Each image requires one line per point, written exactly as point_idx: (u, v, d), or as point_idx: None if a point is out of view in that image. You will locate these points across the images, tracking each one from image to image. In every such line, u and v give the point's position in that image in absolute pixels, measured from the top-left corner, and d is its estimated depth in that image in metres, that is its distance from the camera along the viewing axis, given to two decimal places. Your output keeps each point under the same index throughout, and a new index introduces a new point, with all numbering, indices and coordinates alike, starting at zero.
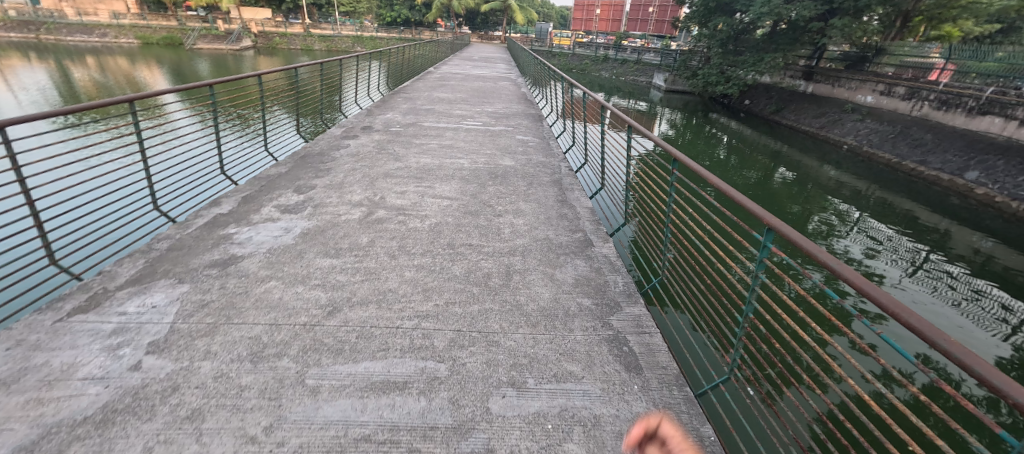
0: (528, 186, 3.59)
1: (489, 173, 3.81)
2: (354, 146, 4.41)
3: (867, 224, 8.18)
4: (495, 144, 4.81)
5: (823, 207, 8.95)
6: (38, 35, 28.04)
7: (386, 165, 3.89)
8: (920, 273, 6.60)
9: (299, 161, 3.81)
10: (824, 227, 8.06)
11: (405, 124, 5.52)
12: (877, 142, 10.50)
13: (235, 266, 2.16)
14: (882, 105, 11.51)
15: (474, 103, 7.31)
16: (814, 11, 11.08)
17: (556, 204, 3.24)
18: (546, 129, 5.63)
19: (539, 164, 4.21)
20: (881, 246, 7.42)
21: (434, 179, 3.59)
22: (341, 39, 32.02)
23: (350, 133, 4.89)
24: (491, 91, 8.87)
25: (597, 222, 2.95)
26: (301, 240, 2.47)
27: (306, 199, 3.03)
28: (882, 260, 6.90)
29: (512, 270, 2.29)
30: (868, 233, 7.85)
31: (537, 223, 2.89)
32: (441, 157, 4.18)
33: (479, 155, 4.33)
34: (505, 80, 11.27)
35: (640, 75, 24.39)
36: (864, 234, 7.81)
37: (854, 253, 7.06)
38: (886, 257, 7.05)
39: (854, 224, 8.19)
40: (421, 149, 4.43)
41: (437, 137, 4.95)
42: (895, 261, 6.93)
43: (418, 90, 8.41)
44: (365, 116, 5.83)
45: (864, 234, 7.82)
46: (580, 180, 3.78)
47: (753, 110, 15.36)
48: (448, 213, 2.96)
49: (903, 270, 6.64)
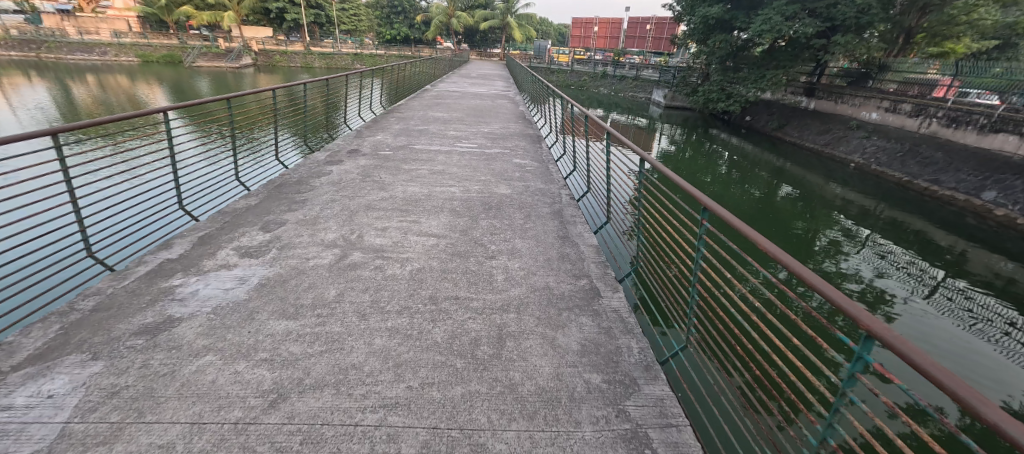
0: (524, 219, 3.22)
1: (482, 204, 3.45)
2: (335, 173, 4.05)
3: (877, 244, 7.83)
4: (490, 170, 4.46)
5: (831, 226, 8.60)
6: (39, 53, 28.17)
7: (366, 195, 3.52)
8: (937, 297, 6.16)
9: (270, 191, 3.45)
10: (831, 247, 7.71)
11: (396, 146, 5.19)
12: (886, 160, 10.19)
13: (167, 334, 1.77)
14: (888, 122, 11.23)
15: (470, 122, 7.01)
16: (816, 28, 10.87)
17: (556, 242, 2.87)
18: (546, 152, 5.31)
19: (537, 192, 3.85)
20: (891, 265, 7.08)
21: (420, 212, 3.23)
22: (340, 57, 32.18)
23: (333, 157, 4.55)
24: (489, 110, 8.60)
25: (604, 264, 2.57)
26: (256, 294, 2.09)
27: (270, 240, 2.66)
28: (894, 280, 6.56)
29: (505, 334, 1.91)
30: (879, 254, 7.47)
31: (534, 267, 2.51)
32: (431, 185, 3.84)
33: (471, 183, 3.98)
34: (503, 98, 11.06)
35: (639, 91, 24.32)
36: (874, 254, 7.46)
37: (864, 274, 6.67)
38: (898, 278, 6.65)
39: (864, 244, 7.83)
40: (408, 176, 4.07)
41: (425, 162, 4.59)
42: (909, 283, 6.52)
43: (412, 109, 8.12)
44: (353, 138, 5.50)
45: (875, 255, 7.43)
46: (582, 211, 3.41)
47: (754, 126, 15.12)
48: (434, 254, 2.60)
49: (919, 293, 6.21)
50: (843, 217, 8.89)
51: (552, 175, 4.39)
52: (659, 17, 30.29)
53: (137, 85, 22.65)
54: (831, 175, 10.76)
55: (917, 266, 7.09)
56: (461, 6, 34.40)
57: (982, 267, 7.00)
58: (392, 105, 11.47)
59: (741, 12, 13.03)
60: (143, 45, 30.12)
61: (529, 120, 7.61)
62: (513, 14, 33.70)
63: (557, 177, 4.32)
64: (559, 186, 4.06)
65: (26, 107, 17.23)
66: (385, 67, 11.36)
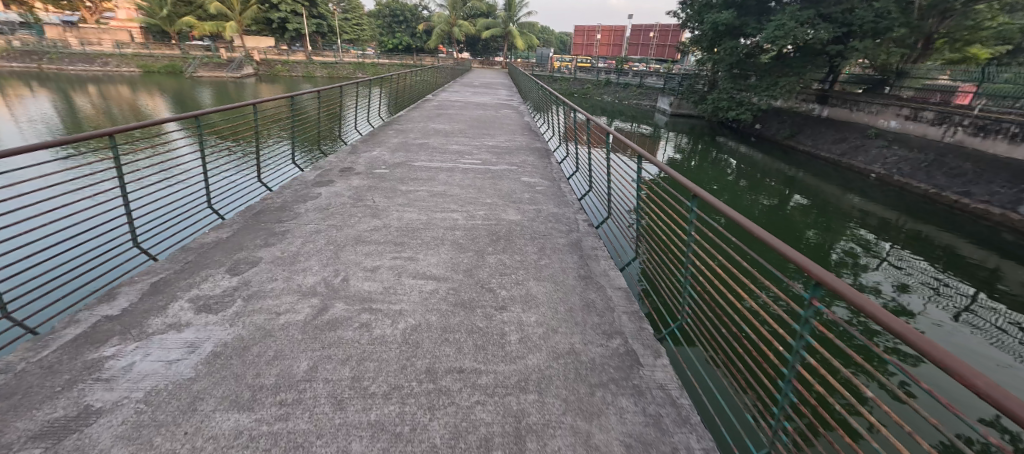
0: (537, 254, 2.77)
1: (489, 235, 3.00)
2: (323, 196, 3.63)
3: (899, 257, 7.41)
4: (495, 190, 4.02)
5: (850, 237, 8.16)
6: (40, 64, 28.08)
7: (356, 224, 3.08)
8: (968, 316, 5.73)
9: (246, 220, 3.03)
10: (849, 259, 7.31)
11: (393, 163, 4.77)
12: (908, 170, 9.74)
13: (76, 439, 1.33)
14: (908, 130, 10.79)
15: (473, 135, 6.60)
16: (833, 34, 10.46)
17: (577, 286, 2.42)
18: (555, 167, 4.90)
19: (551, 218, 3.39)
20: (912, 279, 6.69)
21: (417, 245, 2.79)
22: (342, 66, 32.07)
23: (324, 177, 4.14)
24: (492, 120, 8.20)
25: (638, 317, 2.13)
26: (203, 371, 1.64)
27: (238, 285, 2.23)
28: (917, 295, 6.18)
29: (524, 428, 1.46)
30: (901, 268, 7.07)
31: (552, 322, 2.07)
32: (430, 210, 3.41)
33: (475, 207, 3.54)
34: (506, 107, 10.67)
35: (643, 99, 23.94)
36: (895, 268, 7.05)
37: (886, 289, 6.29)
38: (922, 294, 6.28)
39: (884, 257, 7.42)
40: (406, 199, 3.66)
41: (424, 181, 4.16)
42: (937, 299, 6.13)
43: (412, 120, 7.71)
44: (347, 154, 5.09)
45: (898, 269, 7.01)
46: (602, 241, 3.00)
47: (764, 134, 14.67)
48: (433, 305, 2.15)
49: (948, 311, 5.80)
50: (865, 229, 8.44)
51: (566, 196, 3.97)
52: (662, 24, 29.96)
53: (138, 95, 22.43)
54: (850, 185, 10.29)
55: (946, 282, 6.65)
56: (463, 15, 34.22)
57: (1019, 285, 6.55)
58: (395, 113, 11.10)
59: (752, 18, 12.65)
60: (145, 54, 29.89)
61: (536, 132, 7.21)
62: (515, 22, 33.47)
63: (571, 197, 3.92)
64: (574, 208, 3.64)
65: (24, 117, 16.94)
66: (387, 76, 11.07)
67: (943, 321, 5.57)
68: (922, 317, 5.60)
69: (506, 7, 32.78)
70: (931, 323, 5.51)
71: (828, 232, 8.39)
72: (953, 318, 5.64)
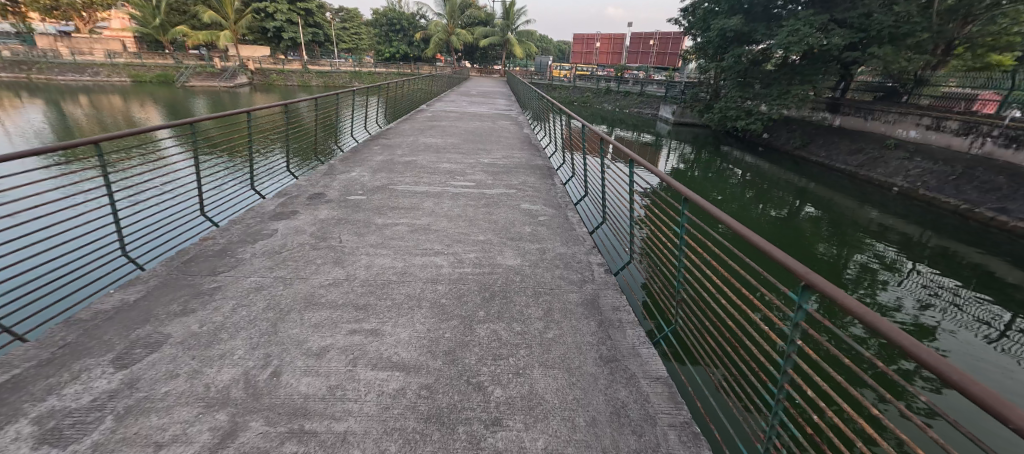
0: (542, 321, 2.10)
1: (480, 291, 2.34)
2: (279, 233, 2.98)
3: (922, 275, 6.84)
4: (491, 221, 3.38)
5: (871, 254, 7.56)
6: (29, 74, 27.52)
7: (309, 276, 2.42)
8: (1006, 341, 5.13)
9: (167, 274, 2.36)
10: (866, 276, 6.75)
11: (372, 187, 4.12)
12: (934, 183, 9.12)
13: None
14: (929, 140, 10.19)
15: (467, 150, 5.98)
16: (850, 39, 9.88)
17: (600, 376, 1.75)
18: (560, 190, 4.27)
19: (557, 263, 2.73)
20: (936, 298, 6.14)
21: (383, 309, 2.13)
22: (338, 75, 31.54)
23: (286, 206, 3.49)
24: (489, 133, 7.59)
25: (695, 435, 1.49)
26: None
27: (118, 388, 1.57)
28: (943, 316, 5.62)
29: None
30: (924, 286, 6.50)
31: (569, 450, 1.40)
32: (408, 252, 2.76)
33: (463, 246, 2.89)
34: (504, 118, 10.10)
35: (645, 107, 23.38)
36: (918, 286, 6.48)
37: (908, 308, 5.74)
38: (948, 315, 5.72)
39: (905, 274, 6.86)
40: (382, 236, 3.01)
41: (403, 212, 3.50)
42: (967, 320, 5.56)
43: (400, 133, 7.08)
44: (321, 176, 4.45)
45: (921, 287, 6.45)
46: (623, 294, 2.36)
47: (773, 144, 14.08)
48: (394, 424, 1.47)
49: (981, 335, 5.22)
50: (890, 247, 7.82)
51: (574, 227, 3.34)
52: (663, 32, 29.41)
53: (128, 105, 21.87)
54: (870, 199, 9.66)
55: (977, 302, 6.06)
56: (462, 24, 33.79)
57: None
58: (389, 123, 10.49)
59: (761, 24, 12.09)
60: (137, 63, 29.35)
61: (538, 146, 6.58)
62: (514, 31, 33.08)
63: (581, 230, 3.29)
64: (586, 247, 2.99)
65: (10, 128, 16.36)
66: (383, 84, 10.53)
67: (978, 346, 4.99)
68: (950, 339, 5.07)
69: (504, 15, 32.42)
70: (959, 346, 4.98)
71: (850, 249, 7.77)
72: (987, 342, 5.07)
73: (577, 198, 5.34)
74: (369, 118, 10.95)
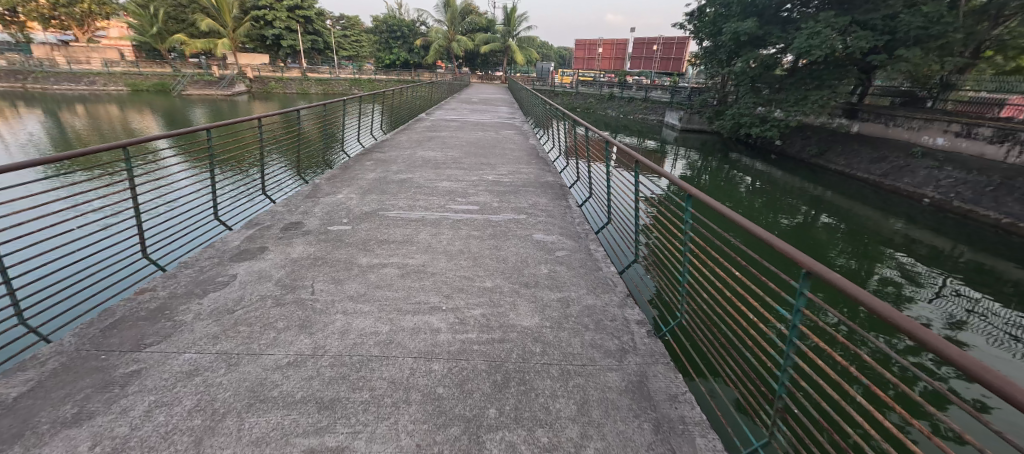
0: (576, 426, 1.51)
1: (489, 373, 1.76)
2: (236, 281, 2.40)
3: (956, 292, 6.36)
4: (500, 260, 2.80)
5: (897, 268, 7.11)
6: (25, 84, 27.13)
7: (261, 350, 1.83)
8: None
9: (76, 352, 1.79)
10: (890, 292, 6.33)
11: (358, 214, 3.54)
12: (969, 194, 8.51)
13: None
14: (960, 148, 9.60)
15: (469, 165, 5.43)
16: (873, 43, 9.32)
17: None
18: (577, 214, 3.73)
19: (586, 324, 2.14)
20: (970, 317, 5.70)
21: (355, 409, 1.53)
22: (337, 83, 31.12)
23: (253, 242, 2.92)
24: (492, 144, 7.04)
25: None
26: None
27: None
28: (980, 339, 5.19)
29: None
30: (956, 304, 6.05)
31: None
32: (396, 309, 2.17)
33: (466, 297, 2.31)
34: (508, 126, 9.59)
35: (650, 113, 22.80)
36: (950, 304, 6.03)
37: (941, 329, 5.29)
38: (982, 336, 5.29)
39: (935, 290, 6.40)
40: (365, 282, 2.43)
41: (393, 247, 2.93)
42: (1005, 343, 5.12)
43: (396, 146, 6.53)
44: (302, 199, 3.88)
45: (952, 305, 6.01)
46: (679, 373, 1.80)
47: (786, 152, 13.51)
48: None
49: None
50: (923, 264, 7.27)
51: (599, 266, 2.78)
52: (666, 37, 28.93)
53: (125, 114, 21.46)
54: (898, 211, 9.08)
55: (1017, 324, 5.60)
56: (463, 30, 33.34)
57: None
58: (389, 133, 9.95)
59: (776, 27, 11.55)
60: (134, 72, 28.82)
61: (547, 160, 6.02)
62: (515, 38, 32.65)
63: (608, 270, 2.72)
64: (617, 296, 2.42)
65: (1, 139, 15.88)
66: (384, 90, 10.13)
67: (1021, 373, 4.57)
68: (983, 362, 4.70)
69: (505, 21, 32.10)
70: None
71: (881, 265, 7.23)
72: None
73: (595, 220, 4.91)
74: (369, 127, 10.42)
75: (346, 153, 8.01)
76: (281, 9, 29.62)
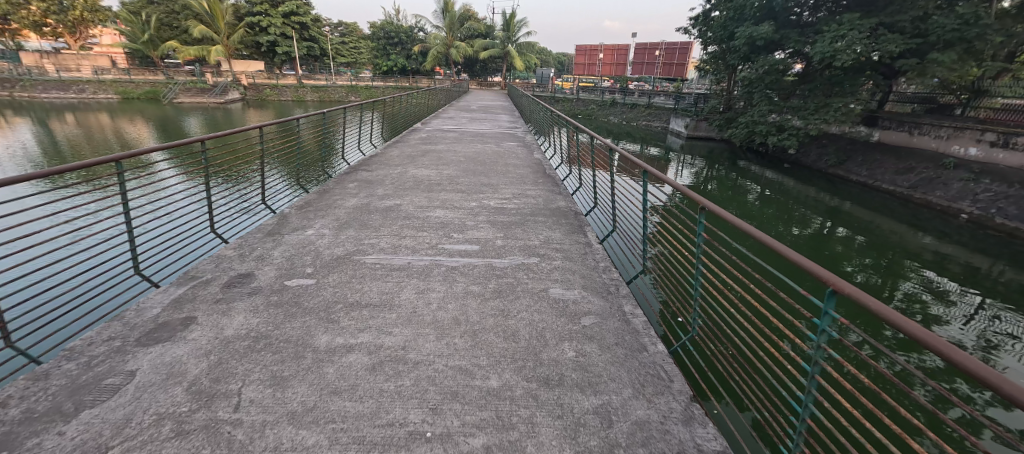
0: None
1: None
2: (131, 387, 1.67)
3: (1012, 319, 5.69)
4: (511, 336, 2.08)
5: (940, 289, 6.44)
6: (12, 92, 26.43)
7: None
8: None
9: None
10: (939, 316, 5.67)
11: (328, 262, 2.80)
12: (1013, 210, 7.80)
13: None
14: (997, 159, 8.92)
15: (467, 187, 4.72)
16: (904, 46, 8.64)
17: None
18: (600, 255, 3.03)
19: None
20: None
21: None
22: (334, 89, 30.45)
23: (179, 311, 2.19)
24: (493, 160, 6.33)
25: None
26: None
27: None
28: None
29: None
30: (1015, 333, 5.39)
31: None
32: (356, 445, 1.44)
33: (461, 412, 1.59)
34: (510, 137, 8.92)
35: (654, 119, 22.12)
36: (1007, 333, 5.38)
37: (1006, 365, 4.64)
38: None
39: (988, 317, 5.73)
40: (312, 386, 1.69)
41: (366, 314, 2.21)
42: None
43: (386, 163, 5.83)
44: (263, 236, 3.16)
45: (1011, 334, 5.35)
46: None
47: (801, 162, 12.83)
48: None
49: None
50: (956, 282, 6.63)
51: (642, 343, 2.08)
52: (669, 42, 28.31)
53: (116, 122, 20.86)
54: (932, 227, 8.38)
55: None
56: (461, 36, 32.60)
57: None
58: (385, 141, 9.27)
59: (793, 30, 10.88)
60: (125, 80, 28.08)
61: (556, 178, 5.30)
62: (514, 43, 32.03)
63: (655, 351, 2.02)
64: (678, 401, 1.71)
65: None
66: (381, 98, 9.51)
67: None
68: None
69: (505, 27, 31.55)
70: None
71: (924, 286, 6.54)
72: None
73: (606, 237, 4.37)
74: (364, 136, 9.76)
75: (337, 166, 7.35)
76: (276, 15, 28.95)
